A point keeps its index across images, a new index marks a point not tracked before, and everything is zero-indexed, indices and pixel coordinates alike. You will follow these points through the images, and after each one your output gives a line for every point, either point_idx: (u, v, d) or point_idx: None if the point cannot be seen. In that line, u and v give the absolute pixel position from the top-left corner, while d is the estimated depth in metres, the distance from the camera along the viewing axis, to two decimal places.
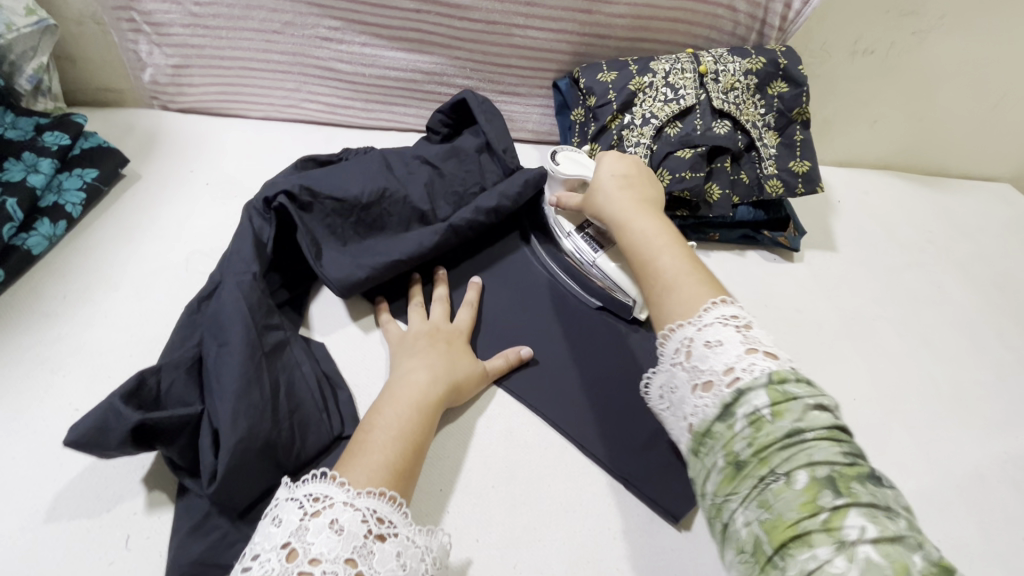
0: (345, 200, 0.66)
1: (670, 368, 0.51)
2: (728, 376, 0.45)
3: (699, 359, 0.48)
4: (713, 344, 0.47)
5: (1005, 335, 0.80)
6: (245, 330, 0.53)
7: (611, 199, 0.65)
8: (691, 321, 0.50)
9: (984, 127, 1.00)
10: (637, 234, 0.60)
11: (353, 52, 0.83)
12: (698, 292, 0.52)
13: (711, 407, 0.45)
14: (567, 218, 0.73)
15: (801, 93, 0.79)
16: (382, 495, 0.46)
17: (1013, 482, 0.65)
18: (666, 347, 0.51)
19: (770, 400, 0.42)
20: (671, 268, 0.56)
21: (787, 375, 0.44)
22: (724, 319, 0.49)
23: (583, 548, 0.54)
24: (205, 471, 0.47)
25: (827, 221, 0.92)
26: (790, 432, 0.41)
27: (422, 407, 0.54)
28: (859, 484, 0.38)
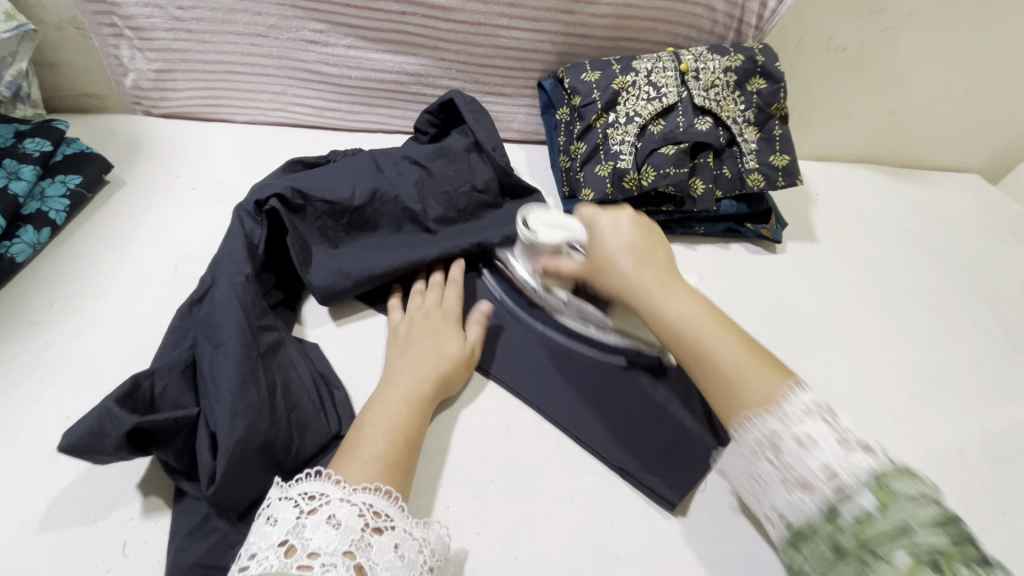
0: (337, 203, 0.67)
1: (749, 458, 0.47)
2: (827, 477, 0.42)
3: (790, 456, 0.45)
4: (804, 442, 0.44)
5: (979, 318, 0.84)
6: (240, 331, 0.53)
7: (628, 278, 0.58)
8: (774, 414, 0.46)
9: (951, 119, 1.04)
10: (677, 325, 0.53)
11: (339, 54, 0.83)
12: (768, 383, 0.48)
13: (811, 507, 0.43)
14: (558, 285, 0.69)
15: (779, 89, 0.81)
16: (377, 490, 0.46)
17: (991, 457, 0.67)
18: (743, 439, 0.48)
19: (875, 497, 0.40)
20: (733, 357, 0.50)
21: (886, 469, 0.42)
22: (807, 411, 0.46)
23: (582, 537, 0.55)
24: (203, 473, 0.47)
25: (807, 213, 0.95)
26: (899, 525, 0.38)
27: (414, 398, 0.55)
28: (964, 566, 0.36)
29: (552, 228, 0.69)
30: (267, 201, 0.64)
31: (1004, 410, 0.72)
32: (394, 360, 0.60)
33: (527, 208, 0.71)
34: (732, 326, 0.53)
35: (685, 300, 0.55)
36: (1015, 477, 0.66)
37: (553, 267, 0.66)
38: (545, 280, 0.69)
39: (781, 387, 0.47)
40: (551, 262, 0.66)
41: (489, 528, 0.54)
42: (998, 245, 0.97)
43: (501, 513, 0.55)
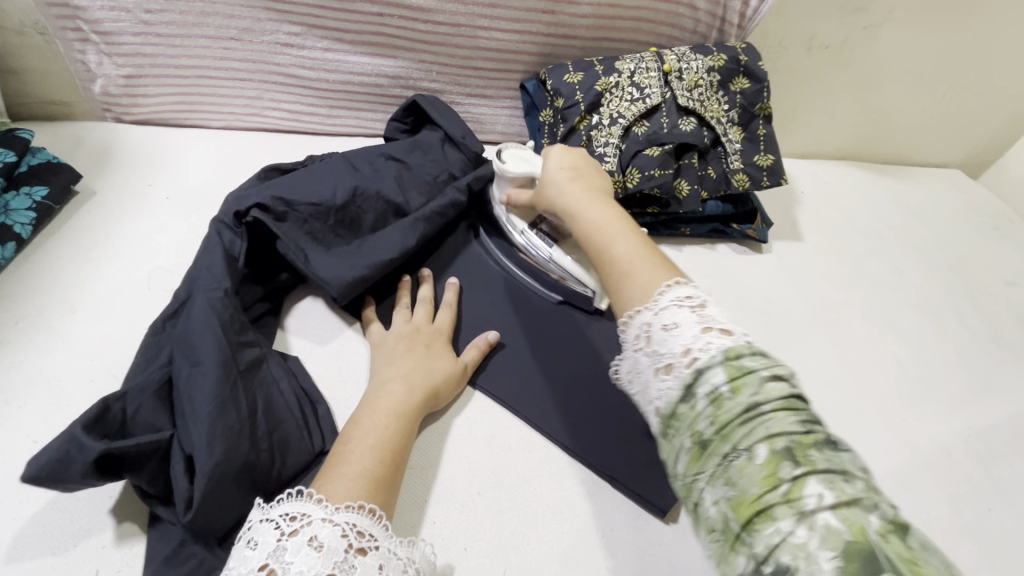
0: (321, 204, 0.65)
1: (631, 355, 0.47)
2: (685, 357, 0.42)
3: (658, 343, 0.44)
4: (669, 327, 0.44)
5: (962, 314, 0.84)
6: (219, 349, 0.51)
7: (559, 189, 0.62)
8: (647, 305, 0.47)
9: (932, 115, 1.05)
10: (589, 224, 0.57)
11: (315, 57, 0.81)
12: (652, 274, 0.49)
13: (673, 389, 0.42)
14: (519, 216, 0.73)
15: (762, 88, 0.81)
16: (360, 508, 0.45)
17: (976, 454, 0.67)
18: (625, 334, 0.48)
19: (727, 376, 0.40)
20: (627, 253, 0.52)
21: (742, 348, 0.42)
22: (679, 300, 0.45)
23: (572, 549, 0.54)
24: (179, 499, 0.45)
25: (792, 212, 0.95)
26: (748, 407, 0.38)
27: (401, 409, 0.54)
28: (816, 452, 0.36)
29: (522, 163, 0.71)
30: (250, 209, 0.62)
31: (988, 407, 0.73)
32: (382, 372, 0.58)
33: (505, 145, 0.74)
34: (648, 241, 0.54)
35: (609, 212, 0.58)
36: (999, 474, 0.66)
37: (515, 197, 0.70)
38: (511, 212, 0.73)
39: (663, 277, 0.49)
40: (513, 193, 0.71)
41: (477, 544, 0.53)
42: (979, 240, 0.98)
43: (489, 527, 0.54)
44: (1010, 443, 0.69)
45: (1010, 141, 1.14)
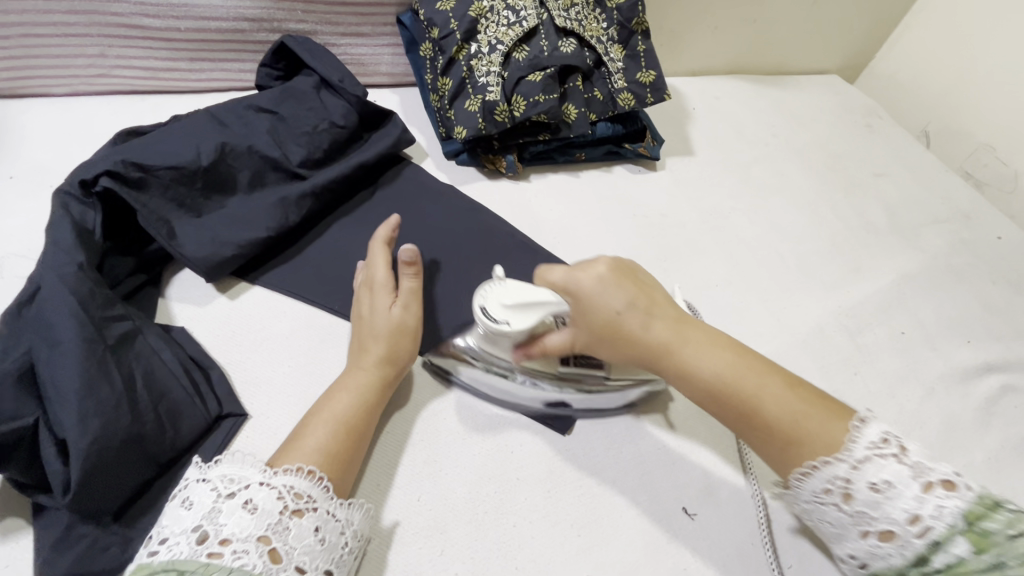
0: (184, 167, 0.61)
1: (814, 504, 0.46)
2: (912, 525, 0.41)
3: (865, 503, 0.43)
4: (880, 488, 0.42)
5: (837, 207, 0.91)
6: (78, 326, 0.48)
7: (644, 338, 0.50)
8: (839, 458, 0.44)
9: (807, 21, 1.09)
10: (710, 381, 0.48)
11: (158, 3, 0.73)
12: (829, 428, 0.45)
13: (898, 556, 0.42)
14: (543, 364, 0.58)
15: (636, 3, 0.81)
16: (299, 471, 0.44)
17: (846, 329, 0.75)
18: (806, 485, 0.45)
19: (969, 544, 0.39)
20: (785, 409, 0.47)
21: (978, 506, 0.40)
22: (877, 449, 0.43)
23: (485, 468, 0.55)
24: (56, 483, 0.43)
25: (684, 128, 0.97)
26: (993, 563, 0.38)
27: (363, 386, 0.52)
28: None
29: (521, 308, 0.54)
30: (99, 181, 0.56)
31: (858, 286, 0.80)
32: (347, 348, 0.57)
33: (478, 295, 0.55)
34: (762, 366, 0.49)
35: (720, 353, 0.49)
36: (866, 342, 0.74)
37: (539, 350, 0.55)
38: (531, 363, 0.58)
39: (845, 429, 0.45)
40: (534, 349, 0.56)
41: (383, 475, 0.53)
42: (851, 138, 1.05)
43: (398, 459, 0.54)
44: (876, 313, 0.77)
45: (878, 42, 1.21)
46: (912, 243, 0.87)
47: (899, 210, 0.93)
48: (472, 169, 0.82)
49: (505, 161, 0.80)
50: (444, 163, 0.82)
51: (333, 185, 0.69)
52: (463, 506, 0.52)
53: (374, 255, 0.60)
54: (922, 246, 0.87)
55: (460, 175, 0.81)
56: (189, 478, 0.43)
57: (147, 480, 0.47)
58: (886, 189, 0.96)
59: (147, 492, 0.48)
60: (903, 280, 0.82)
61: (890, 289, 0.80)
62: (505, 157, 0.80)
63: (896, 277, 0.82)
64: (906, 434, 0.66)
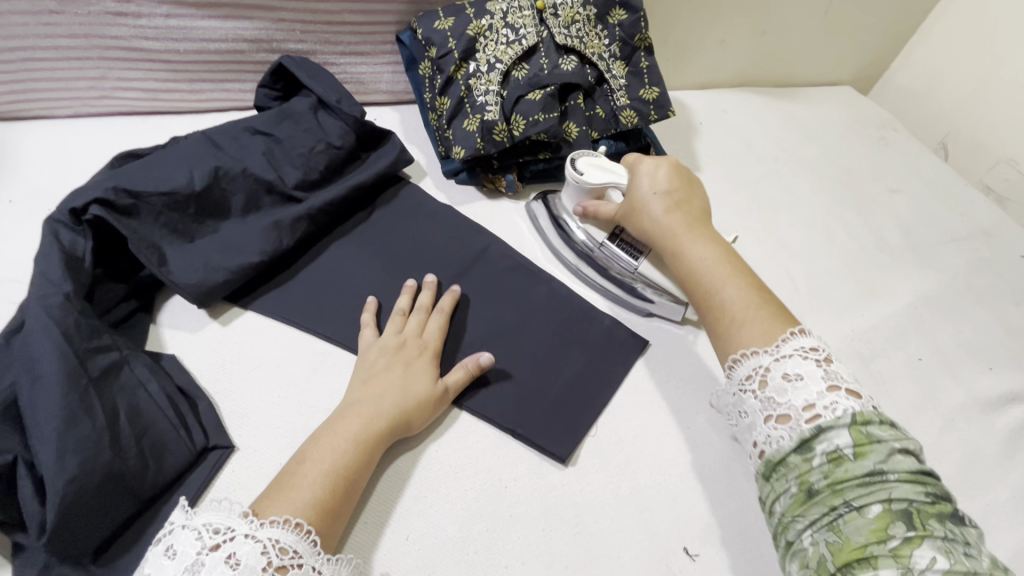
0: (176, 193, 0.60)
1: (738, 393, 0.49)
2: (807, 412, 0.44)
3: (775, 390, 0.46)
4: (791, 378, 0.46)
5: (849, 225, 0.88)
6: (61, 360, 0.47)
7: (659, 219, 0.61)
8: (767, 351, 0.48)
9: (818, 32, 1.06)
10: (692, 263, 0.56)
11: (157, 26, 0.73)
12: (766, 327, 0.50)
13: (786, 440, 0.44)
14: (598, 228, 0.70)
15: (639, 18, 0.79)
16: (286, 523, 0.43)
17: (859, 355, 0.71)
18: (735, 371, 0.50)
19: (853, 440, 0.42)
20: (740, 300, 0.52)
21: (870, 415, 0.43)
22: (802, 351, 0.47)
23: (477, 505, 0.53)
24: (32, 522, 0.43)
25: (690, 143, 0.95)
26: (873, 470, 0.40)
27: (363, 435, 0.50)
28: (937, 522, 0.38)
29: (598, 171, 0.68)
30: (90, 210, 0.56)
31: (871, 308, 0.77)
32: (355, 387, 0.55)
33: (579, 152, 0.71)
34: (748, 272, 0.55)
35: (713, 249, 0.57)
36: (880, 369, 0.70)
37: (593, 209, 0.68)
38: (588, 224, 0.70)
39: (782, 330, 0.49)
40: (591, 205, 0.68)
41: (372, 513, 0.51)
42: (864, 151, 1.02)
43: (389, 494, 0.52)
44: (890, 338, 0.74)
45: (893, 52, 1.17)
46: (929, 263, 0.84)
47: (915, 227, 0.89)
48: (471, 188, 0.81)
49: (505, 181, 0.79)
50: (444, 182, 0.81)
51: (329, 207, 0.68)
52: (453, 546, 0.51)
53: (434, 325, 0.61)
54: (940, 266, 0.84)
55: (459, 195, 0.80)
56: (174, 521, 0.42)
57: (127, 518, 0.46)
58: (901, 205, 0.93)
59: (128, 530, 0.47)
60: (920, 302, 0.78)
61: (907, 312, 0.77)
62: (504, 177, 0.79)
63: (912, 299, 0.78)
64: None
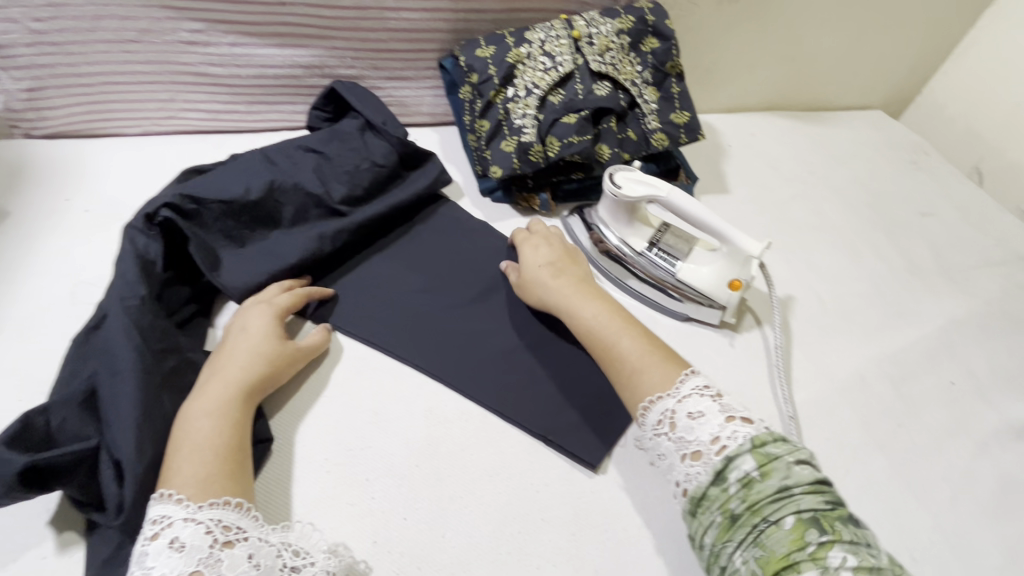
0: (235, 202, 0.66)
1: (653, 439, 0.53)
2: (714, 445, 0.49)
3: (683, 430, 0.51)
4: (695, 416, 0.51)
5: (879, 247, 0.88)
6: (139, 357, 0.52)
7: (551, 286, 0.66)
8: (669, 394, 0.53)
9: (848, 59, 1.08)
10: (588, 328, 0.62)
11: (223, 53, 0.80)
12: (664, 371, 0.56)
13: (703, 474, 0.49)
14: (637, 237, 0.75)
15: (670, 47, 0.83)
16: (228, 503, 0.46)
17: (889, 376, 0.72)
18: (647, 417, 0.54)
19: (757, 463, 0.47)
20: (635, 350, 0.58)
21: (765, 436, 0.49)
22: (699, 390, 0.53)
23: (510, 507, 0.56)
24: (110, 502, 0.47)
25: (719, 166, 0.97)
26: (781, 487, 0.46)
27: (222, 404, 0.52)
28: (840, 523, 0.44)
29: (636, 184, 0.72)
30: (158, 212, 0.62)
31: (901, 331, 0.77)
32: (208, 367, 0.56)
33: (613, 167, 0.74)
34: (635, 324, 0.62)
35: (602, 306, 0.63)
36: (910, 392, 0.70)
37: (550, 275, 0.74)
38: (626, 233, 0.75)
39: (677, 373, 0.56)
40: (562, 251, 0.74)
41: (413, 510, 0.55)
42: (895, 175, 1.02)
43: (427, 494, 0.56)
44: (921, 360, 0.74)
45: (925, 77, 1.18)
46: (961, 287, 0.84)
47: (946, 251, 0.89)
48: (506, 206, 0.84)
49: (539, 199, 0.82)
50: (481, 199, 0.85)
51: (371, 222, 0.72)
52: (487, 546, 0.53)
53: (278, 300, 0.62)
54: (972, 290, 0.84)
55: (494, 212, 0.83)
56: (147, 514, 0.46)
57: None
58: (932, 229, 0.93)
59: None
60: (950, 326, 0.78)
61: (937, 335, 0.77)
62: (539, 196, 0.82)
63: (943, 323, 0.78)
64: (956, 493, 0.63)
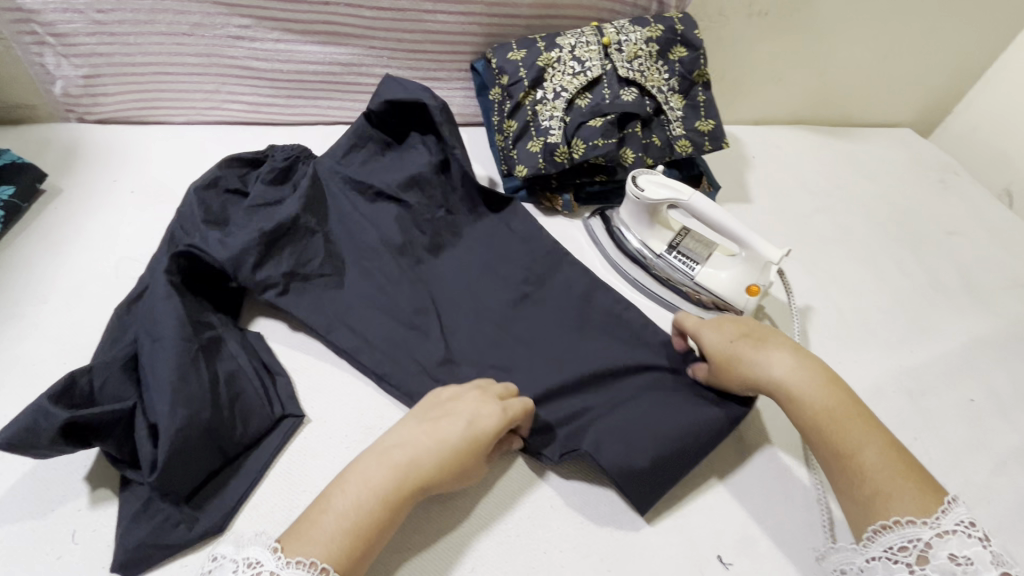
0: (323, 274, 0.67)
1: (881, 561, 0.48)
2: None
3: (941, 571, 0.44)
4: (960, 561, 0.44)
5: (904, 263, 0.88)
6: (178, 326, 0.55)
7: (762, 369, 0.59)
8: (927, 522, 0.47)
9: (878, 76, 1.08)
10: (819, 417, 0.55)
11: (268, 49, 0.84)
12: (917, 496, 0.48)
13: None
14: (656, 241, 0.77)
15: (698, 57, 0.84)
16: (312, 565, 0.44)
17: (907, 391, 0.71)
18: (881, 537, 0.48)
19: None
20: (880, 464, 0.51)
21: None
22: (965, 528, 0.46)
23: (521, 492, 0.59)
24: (145, 461, 0.50)
25: (742, 176, 0.98)
26: None
27: (390, 494, 0.49)
28: None
29: (659, 188, 0.73)
30: (258, 288, 0.64)
31: (922, 346, 0.76)
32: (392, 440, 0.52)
33: (638, 170, 0.75)
34: (873, 427, 0.54)
35: (826, 399, 0.56)
36: (929, 407, 0.70)
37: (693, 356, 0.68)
38: (647, 236, 0.77)
39: (937, 501, 0.48)
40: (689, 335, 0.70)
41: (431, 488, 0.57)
42: (922, 193, 1.02)
43: None
44: (942, 377, 0.73)
45: (958, 97, 1.17)
46: (987, 307, 0.83)
47: (972, 270, 0.88)
48: (529, 206, 0.86)
49: (562, 200, 0.84)
50: None
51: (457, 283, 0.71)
52: (495, 528, 0.56)
53: (513, 408, 0.56)
54: (998, 310, 0.82)
55: None
56: (224, 554, 0.45)
57: (217, 468, 0.53)
58: (959, 248, 0.92)
59: (214, 480, 0.53)
60: (974, 345, 0.77)
61: (960, 353, 0.76)
62: (562, 196, 0.84)
63: (966, 341, 0.78)
64: (972, 509, 0.62)
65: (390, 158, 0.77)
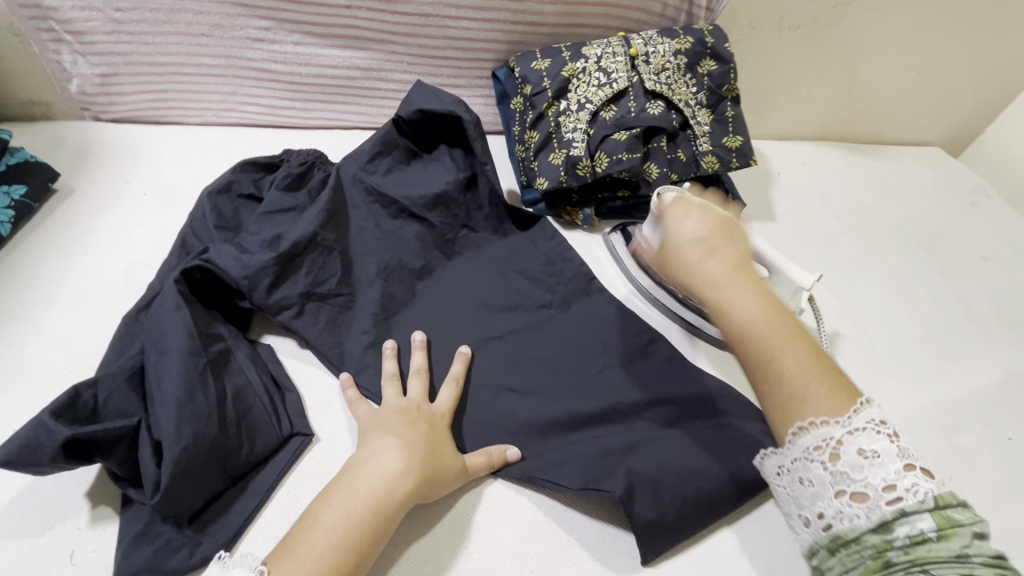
0: (338, 297, 0.65)
1: (798, 460, 0.43)
2: (886, 493, 0.39)
3: (849, 465, 0.41)
4: (867, 454, 0.41)
5: (934, 289, 0.85)
6: (187, 340, 0.53)
7: (695, 268, 0.52)
8: (838, 420, 0.42)
9: (909, 94, 1.05)
10: (744, 323, 0.47)
11: (287, 52, 0.82)
12: (830, 402, 0.43)
13: (863, 519, 0.40)
14: None
15: (728, 70, 0.81)
16: None
17: (941, 427, 0.68)
18: (798, 438, 0.43)
19: (937, 524, 0.38)
20: (799, 369, 0.45)
21: (948, 496, 0.39)
22: (876, 424, 0.42)
23: (535, 522, 0.55)
24: (148, 481, 0.48)
25: (768, 194, 0.95)
26: (958, 552, 0.36)
27: (382, 504, 0.48)
28: None
29: None
30: (273, 309, 0.62)
31: (954, 378, 0.73)
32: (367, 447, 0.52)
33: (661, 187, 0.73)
34: (802, 333, 0.47)
35: (755, 301, 0.48)
36: (964, 444, 0.67)
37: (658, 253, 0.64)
38: None
39: (848, 408, 0.43)
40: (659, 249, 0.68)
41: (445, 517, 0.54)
42: (953, 215, 0.98)
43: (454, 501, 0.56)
44: (976, 412, 0.70)
45: (991, 117, 1.13)
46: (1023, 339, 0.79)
47: (1006, 299, 0.85)
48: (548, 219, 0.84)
49: (583, 214, 0.82)
50: None
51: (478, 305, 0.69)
52: (511, 561, 0.53)
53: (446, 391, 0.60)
54: None
55: None
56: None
57: (222, 490, 0.51)
58: (992, 274, 0.89)
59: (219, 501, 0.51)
60: (1009, 378, 0.74)
61: (994, 387, 0.73)
62: (582, 211, 0.81)
63: (1000, 374, 0.74)
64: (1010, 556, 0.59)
65: (411, 170, 0.76)
